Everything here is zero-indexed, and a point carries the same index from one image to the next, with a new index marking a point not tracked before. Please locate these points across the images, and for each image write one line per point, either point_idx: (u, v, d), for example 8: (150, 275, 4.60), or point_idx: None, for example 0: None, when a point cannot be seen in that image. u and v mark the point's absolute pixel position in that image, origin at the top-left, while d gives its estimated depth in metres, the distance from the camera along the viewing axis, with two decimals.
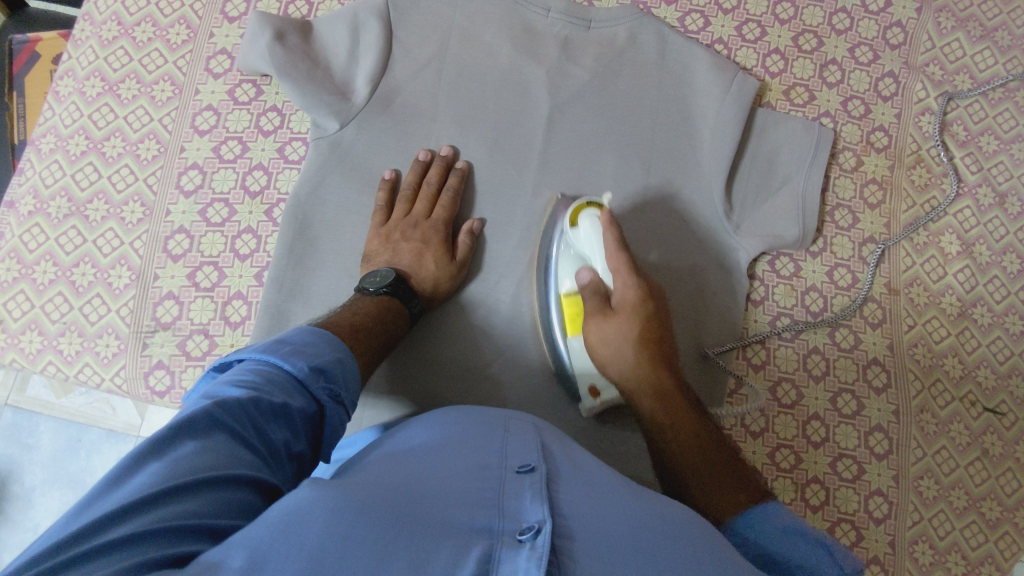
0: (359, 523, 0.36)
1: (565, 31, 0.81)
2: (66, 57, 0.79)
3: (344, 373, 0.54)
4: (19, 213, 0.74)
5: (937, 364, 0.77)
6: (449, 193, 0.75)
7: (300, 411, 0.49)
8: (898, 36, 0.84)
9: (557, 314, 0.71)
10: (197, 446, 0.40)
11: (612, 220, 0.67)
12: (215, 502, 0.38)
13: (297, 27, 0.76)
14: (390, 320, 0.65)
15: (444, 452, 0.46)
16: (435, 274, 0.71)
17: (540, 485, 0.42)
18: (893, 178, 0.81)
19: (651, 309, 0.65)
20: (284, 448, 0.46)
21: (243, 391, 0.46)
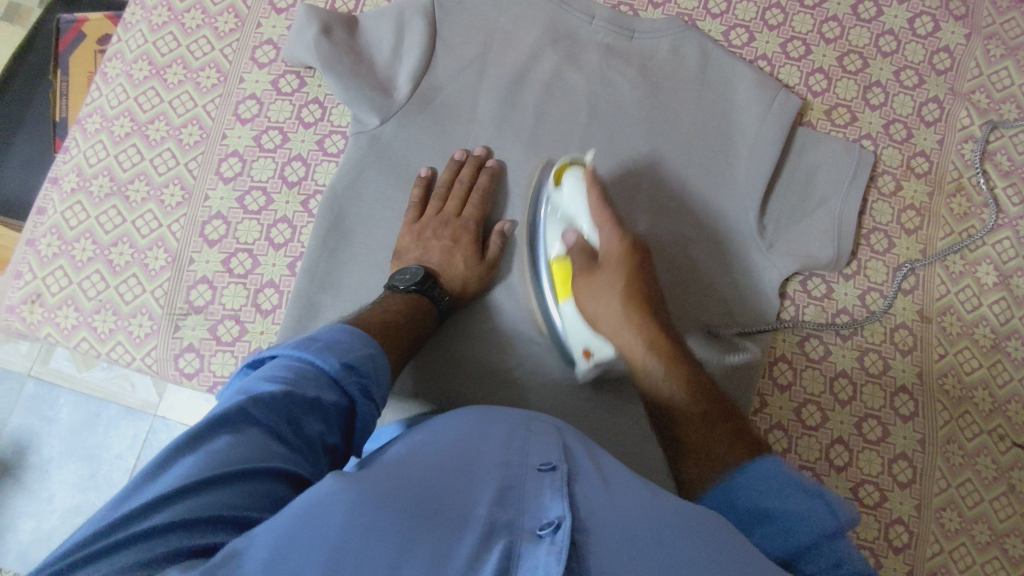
0: (381, 518, 0.35)
1: (607, 39, 0.81)
2: (116, 39, 0.80)
3: (375, 368, 0.53)
4: (62, 189, 0.76)
5: (967, 396, 0.75)
6: (481, 193, 0.75)
7: (333, 405, 0.49)
8: (944, 62, 0.83)
9: (547, 280, 0.71)
10: (230, 442, 0.42)
11: (594, 175, 0.69)
12: (238, 494, 0.39)
13: (343, 22, 0.77)
14: (420, 319, 0.65)
15: (466, 449, 0.45)
16: (465, 274, 0.71)
17: (561, 483, 0.41)
18: (932, 205, 0.80)
19: (637, 256, 0.63)
20: (320, 441, 0.47)
21: (279, 384, 0.46)
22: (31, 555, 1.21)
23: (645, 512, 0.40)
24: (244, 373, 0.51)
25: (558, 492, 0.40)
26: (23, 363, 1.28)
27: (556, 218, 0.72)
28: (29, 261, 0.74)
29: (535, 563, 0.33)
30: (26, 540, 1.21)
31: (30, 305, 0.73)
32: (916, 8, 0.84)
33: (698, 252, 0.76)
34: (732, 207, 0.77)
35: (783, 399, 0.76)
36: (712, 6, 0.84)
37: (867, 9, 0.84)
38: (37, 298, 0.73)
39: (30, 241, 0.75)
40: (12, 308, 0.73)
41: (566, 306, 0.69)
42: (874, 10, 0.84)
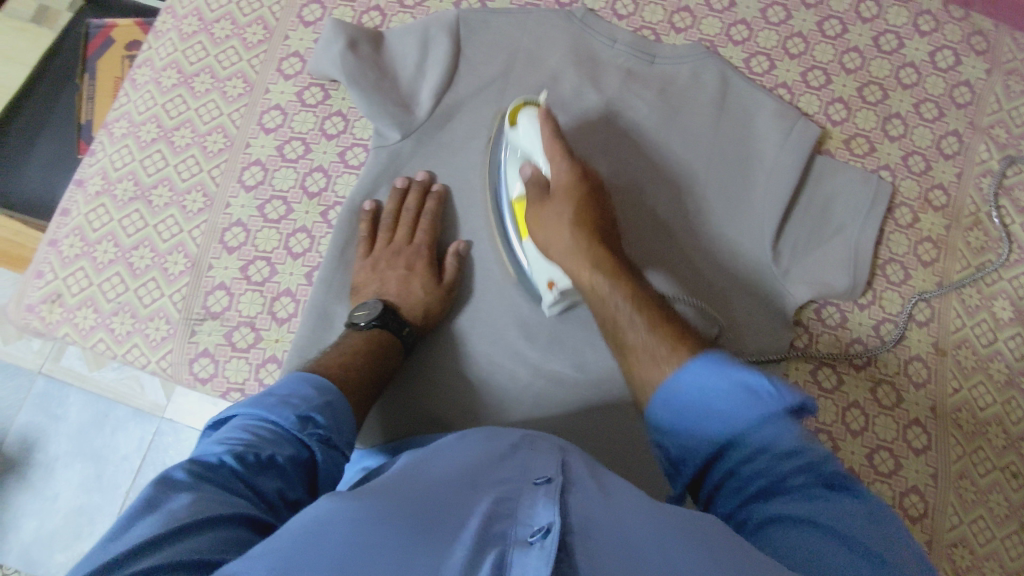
0: (378, 534, 0.36)
1: (629, 63, 0.82)
2: (147, 47, 0.82)
3: (335, 416, 0.54)
4: (87, 192, 0.77)
5: (980, 431, 0.75)
6: (429, 217, 0.74)
7: (290, 459, 0.50)
8: (964, 96, 0.83)
9: (512, 220, 0.73)
10: (186, 499, 0.43)
11: (548, 112, 0.68)
12: (207, 541, 0.40)
13: (369, 37, 0.78)
14: (381, 354, 0.65)
15: (460, 467, 0.45)
16: (424, 300, 0.71)
17: (554, 493, 0.41)
18: (948, 237, 0.80)
19: (586, 189, 0.65)
20: (279, 498, 0.48)
21: (228, 447, 0.48)
22: (32, 553, 1.21)
23: (647, 523, 0.40)
24: (206, 435, 0.53)
25: (552, 502, 0.40)
26: (34, 360, 1.28)
27: (516, 157, 0.72)
28: (50, 261, 0.75)
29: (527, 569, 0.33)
30: (28, 538, 1.22)
31: (50, 305, 0.74)
32: (937, 41, 0.84)
33: (708, 281, 0.77)
34: (748, 234, 0.77)
35: None
36: (733, 33, 0.85)
37: (888, 41, 0.84)
38: (57, 298, 0.74)
39: (53, 242, 0.76)
40: (32, 307, 0.74)
41: (529, 243, 0.70)
42: (896, 42, 0.84)
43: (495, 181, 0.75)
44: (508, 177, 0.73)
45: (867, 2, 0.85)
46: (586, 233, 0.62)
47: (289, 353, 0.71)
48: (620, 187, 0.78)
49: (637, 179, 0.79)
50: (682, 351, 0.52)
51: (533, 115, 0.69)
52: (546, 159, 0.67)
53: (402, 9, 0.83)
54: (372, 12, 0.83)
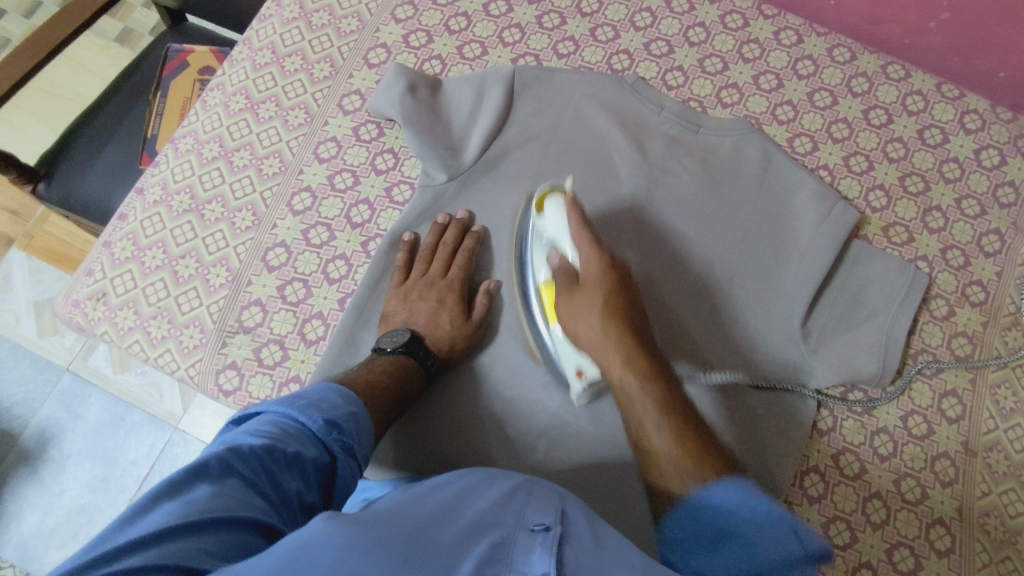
0: (367, 560, 0.36)
1: (673, 131, 0.84)
2: (221, 73, 0.87)
3: (357, 425, 0.56)
4: (146, 200, 0.81)
5: (1009, 540, 0.71)
6: (465, 254, 0.76)
7: (312, 461, 0.51)
8: (1008, 195, 0.83)
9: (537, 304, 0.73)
10: (210, 490, 0.43)
11: (574, 200, 0.69)
12: (226, 539, 0.40)
13: (428, 83, 0.82)
14: (405, 380, 0.66)
15: (457, 506, 0.46)
16: (451, 334, 0.72)
17: (551, 542, 0.41)
18: (984, 335, 0.79)
19: (617, 282, 0.64)
20: (297, 499, 0.49)
21: (258, 440, 0.49)
22: (30, 548, 1.21)
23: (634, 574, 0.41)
24: (230, 428, 0.54)
25: (548, 555, 0.40)
26: (64, 357, 1.32)
27: (542, 243, 0.73)
28: (102, 261, 0.78)
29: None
30: (29, 532, 1.22)
31: (95, 302, 0.77)
32: (983, 140, 0.85)
33: (725, 349, 0.77)
34: (778, 310, 0.77)
35: (812, 511, 0.73)
36: (779, 113, 0.87)
37: (933, 135, 0.85)
38: (102, 297, 0.77)
39: (107, 243, 0.80)
40: (78, 303, 0.77)
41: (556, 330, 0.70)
42: (941, 137, 0.85)
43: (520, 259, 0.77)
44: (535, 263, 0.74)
45: (915, 96, 0.87)
46: (619, 324, 0.61)
47: (313, 373, 0.72)
48: (653, 249, 0.80)
49: (671, 244, 0.80)
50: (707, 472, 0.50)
51: (560, 203, 0.70)
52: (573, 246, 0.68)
53: (462, 60, 0.88)
54: (433, 61, 0.88)
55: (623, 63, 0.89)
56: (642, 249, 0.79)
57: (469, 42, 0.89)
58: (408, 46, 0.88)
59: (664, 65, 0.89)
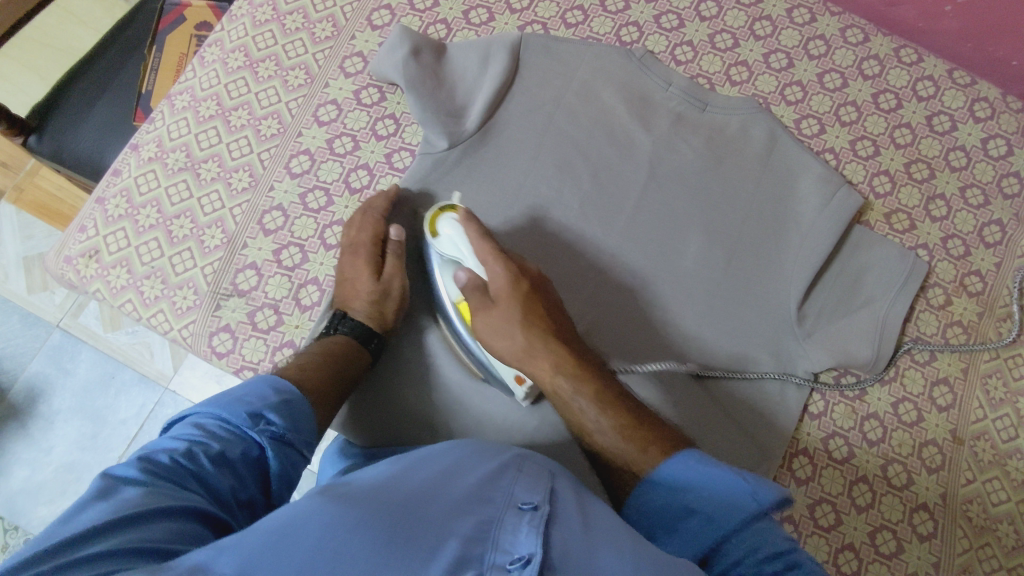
0: (350, 541, 0.38)
1: (679, 106, 0.83)
2: (220, 28, 0.85)
3: (291, 413, 0.55)
4: (140, 157, 0.79)
5: (990, 527, 0.73)
6: (375, 215, 0.73)
7: (240, 456, 0.52)
8: (1013, 186, 0.82)
9: (459, 323, 0.70)
10: (138, 491, 0.44)
11: (469, 215, 0.69)
12: (164, 529, 0.41)
13: (432, 46, 0.81)
14: (339, 357, 0.65)
15: (444, 479, 0.47)
16: (369, 298, 0.69)
17: (538, 523, 0.44)
18: (979, 325, 0.79)
19: (527, 287, 0.66)
20: (232, 496, 0.50)
21: (181, 443, 0.50)
22: (19, 502, 1.22)
23: (620, 559, 0.43)
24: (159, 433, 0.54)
25: (534, 535, 0.42)
26: (54, 314, 1.31)
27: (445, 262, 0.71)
28: (94, 217, 0.77)
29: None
30: (18, 486, 1.22)
31: (87, 259, 0.76)
32: (992, 129, 0.84)
33: (725, 331, 0.76)
34: (775, 295, 0.77)
35: (799, 493, 0.74)
36: (788, 94, 0.85)
37: (942, 122, 0.84)
38: (94, 254, 0.76)
39: (100, 200, 0.78)
40: (70, 259, 0.76)
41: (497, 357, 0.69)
42: (949, 124, 0.84)
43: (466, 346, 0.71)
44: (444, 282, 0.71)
45: (926, 81, 0.85)
46: None
47: (306, 339, 0.72)
48: (653, 223, 0.79)
49: (672, 219, 0.79)
50: (651, 452, 0.56)
51: (453, 220, 0.69)
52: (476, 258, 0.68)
53: (467, 25, 0.86)
54: (438, 25, 0.85)
55: (632, 35, 0.87)
56: (643, 222, 0.79)
57: (476, 7, 0.86)
58: (412, 9, 0.86)
59: (673, 40, 0.87)
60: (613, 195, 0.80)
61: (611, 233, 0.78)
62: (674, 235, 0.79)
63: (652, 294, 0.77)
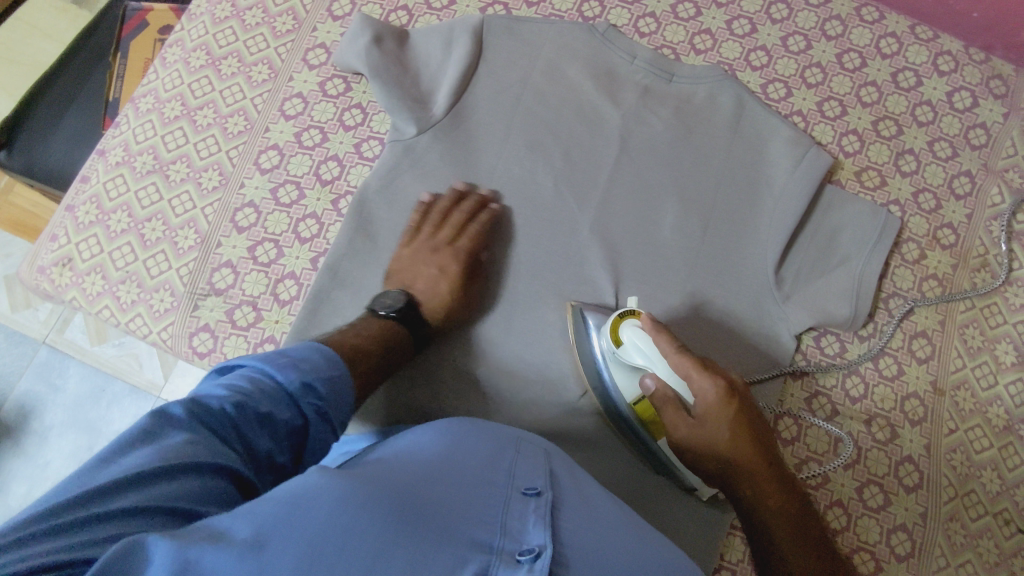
0: (361, 516, 0.38)
1: (646, 79, 0.83)
2: (179, 28, 0.84)
3: (337, 391, 0.54)
4: (107, 162, 0.79)
5: (974, 474, 0.75)
6: (477, 227, 0.74)
7: (285, 423, 0.50)
8: (979, 137, 0.83)
9: (619, 402, 0.69)
10: (183, 439, 0.44)
11: (655, 325, 0.65)
12: (193, 487, 0.42)
13: (394, 34, 0.80)
14: (395, 346, 0.66)
15: (450, 462, 0.48)
16: (447, 302, 0.72)
17: (543, 511, 0.45)
18: (954, 277, 0.80)
19: (736, 406, 0.61)
20: (267, 457, 0.49)
21: (230, 393, 0.49)
22: None
23: (621, 549, 0.45)
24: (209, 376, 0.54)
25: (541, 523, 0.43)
26: (40, 330, 1.30)
27: (620, 363, 0.68)
28: (65, 226, 0.77)
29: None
30: (17, 503, 1.22)
31: (61, 268, 0.75)
32: (956, 82, 0.85)
33: (703, 301, 0.76)
34: (750, 261, 0.77)
35: (785, 454, 0.75)
36: (752, 59, 0.85)
37: (907, 78, 0.85)
38: (68, 262, 0.75)
39: (69, 208, 0.78)
40: (43, 269, 0.75)
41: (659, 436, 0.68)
42: (914, 80, 0.85)
43: (605, 397, 0.71)
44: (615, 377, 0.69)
45: (889, 38, 0.86)
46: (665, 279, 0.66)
47: (289, 332, 0.72)
48: (627, 198, 0.79)
49: (646, 193, 0.79)
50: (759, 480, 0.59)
51: (636, 328, 0.66)
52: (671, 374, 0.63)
53: (429, 10, 0.85)
54: (399, 11, 0.85)
55: (593, 10, 0.87)
56: (617, 198, 0.79)
57: None
58: None
59: (636, 12, 0.87)
60: (586, 172, 0.80)
61: (585, 209, 0.78)
62: (648, 209, 0.79)
63: (634, 268, 0.77)
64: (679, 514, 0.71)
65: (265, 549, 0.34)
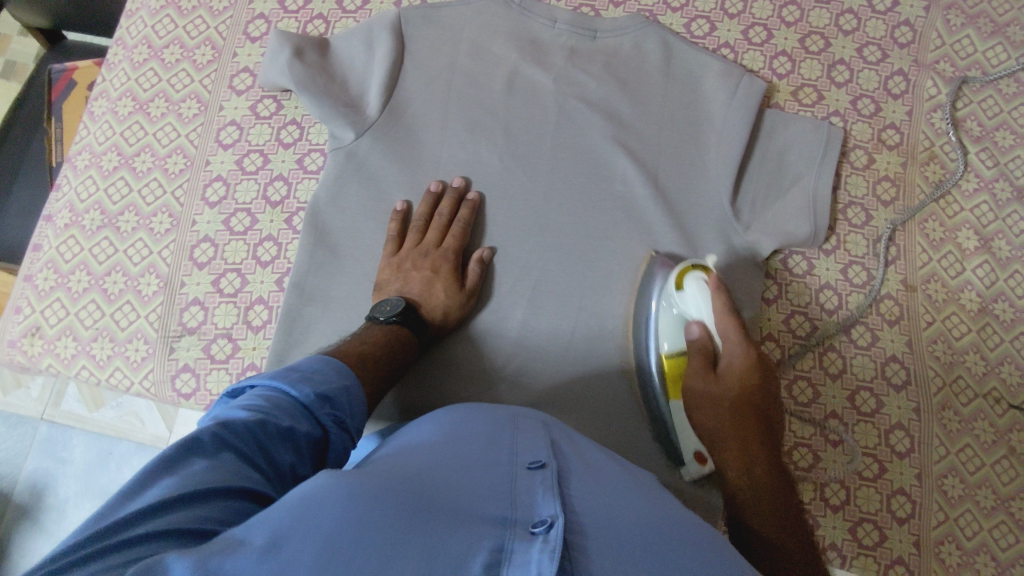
0: (373, 512, 0.38)
1: (571, 41, 0.83)
2: (101, 79, 0.84)
3: (351, 401, 0.56)
4: (56, 226, 0.78)
5: (959, 361, 0.76)
6: (459, 224, 0.75)
7: (306, 435, 0.50)
8: (906, 35, 0.85)
9: (658, 375, 0.72)
10: (208, 464, 0.43)
11: (720, 283, 0.68)
12: (225, 510, 0.40)
13: (315, 44, 0.80)
14: (399, 349, 0.66)
15: (449, 449, 0.48)
16: (444, 304, 0.71)
17: (551, 481, 0.45)
18: (906, 175, 0.81)
19: (756, 379, 0.67)
20: (291, 471, 0.48)
21: (251, 413, 0.48)
22: None
23: (631, 507, 0.45)
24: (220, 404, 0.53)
25: (549, 494, 0.43)
26: (36, 407, 1.30)
27: (671, 313, 0.72)
28: (27, 296, 0.77)
29: (528, 560, 0.36)
30: None
31: (30, 338, 0.75)
32: None
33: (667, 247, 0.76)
34: (704, 199, 0.77)
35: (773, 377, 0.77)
36: (671, 0, 0.86)
37: None
38: (36, 330, 0.75)
39: (28, 278, 0.77)
40: (14, 342, 0.75)
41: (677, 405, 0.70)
42: None
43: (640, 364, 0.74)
44: (660, 331, 0.72)
45: None
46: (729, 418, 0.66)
47: (267, 357, 0.72)
48: (575, 161, 0.79)
49: (592, 151, 0.79)
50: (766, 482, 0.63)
51: (702, 280, 0.69)
52: (716, 330, 0.68)
53: (344, 14, 0.85)
54: (316, 21, 0.85)
55: None
56: (565, 163, 0.79)
57: None
58: (286, 12, 0.85)
59: None
60: (530, 144, 0.80)
61: (537, 181, 0.78)
62: (597, 170, 0.79)
63: (593, 226, 0.77)
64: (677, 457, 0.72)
65: (280, 552, 0.35)
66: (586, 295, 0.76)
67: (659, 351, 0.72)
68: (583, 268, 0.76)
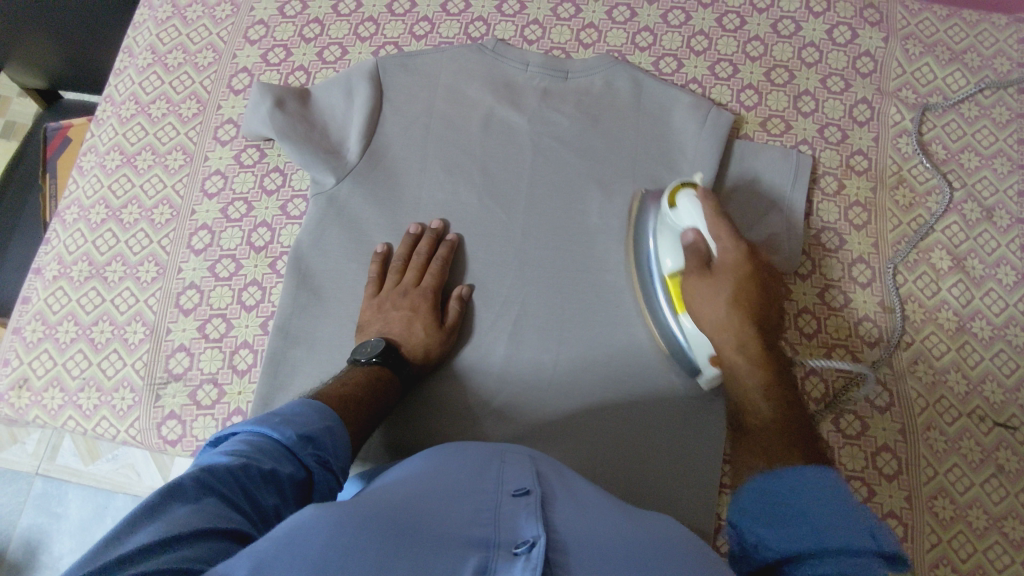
0: (359, 539, 0.38)
1: (544, 82, 0.85)
2: (90, 136, 0.87)
3: (334, 442, 0.57)
4: (45, 279, 0.80)
5: (941, 380, 0.77)
6: (438, 262, 0.77)
7: (288, 477, 0.51)
8: (867, 65, 0.88)
9: (664, 298, 0.74)
10: (190, 508, 0.43)
11: (709, 193, 0.71)
12: (211, 548, 0.41)
13: (295, 94, 0.83)
14: (380, 389, 0.67)
15: (437, 480, 0.49)
16: (425, 342, 0.72)
17: (535, 505, 0.45)
18: (877, 200, 0.83)
19: (752, 268, 0.68)
20: (273, 513, 0.48)
21: (232, 458, 0.49)
22: None
23: (615, 529, 0.45)
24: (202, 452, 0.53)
25: (534, 516, 0.43)
26: (30, 463, 1.30)
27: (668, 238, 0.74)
28: (15, 348, 0.78)
29: None
30: None
31: (18, 390, 0.76)
32: (832, 20, 0.89)
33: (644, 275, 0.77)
34: None
35: None
36: (639, 41, 0.89)
37: (787, 26, 0.89)
38: (24, 382, 0.76)
39: (17, 330, 0.79)
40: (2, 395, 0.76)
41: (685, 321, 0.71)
42: (793, 26, 0.89)
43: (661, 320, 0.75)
44: (660, 252, 0.74)
45: None
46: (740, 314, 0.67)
47: (253, 401, 0.73)
48: (552, 197, 0.81)
49: (568, 186, 0.81)
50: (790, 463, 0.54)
51: (692, 196, 0.71)
52: (709, 232, 0.69)
53: (324, 65, 0.88)
54: (297, 72, 0.88)
55: (480, 30, 0.90)
56: (542, 200, 0.81)
57: (328, 46, 0.89)
58: (268, 65, 0.88)
59: (520, 22, 0.91)
60: (507, 180, 0.82)
61: (515, 217, 0.80)
62: (574, 205, 0.81)
63: (571, 262, 0.78)
64: (662, 490, 0.72)
65: None
66: (573, 318, 0.77)
67: (661, 273, 0.74)
68: (563, 300, 0.77)
